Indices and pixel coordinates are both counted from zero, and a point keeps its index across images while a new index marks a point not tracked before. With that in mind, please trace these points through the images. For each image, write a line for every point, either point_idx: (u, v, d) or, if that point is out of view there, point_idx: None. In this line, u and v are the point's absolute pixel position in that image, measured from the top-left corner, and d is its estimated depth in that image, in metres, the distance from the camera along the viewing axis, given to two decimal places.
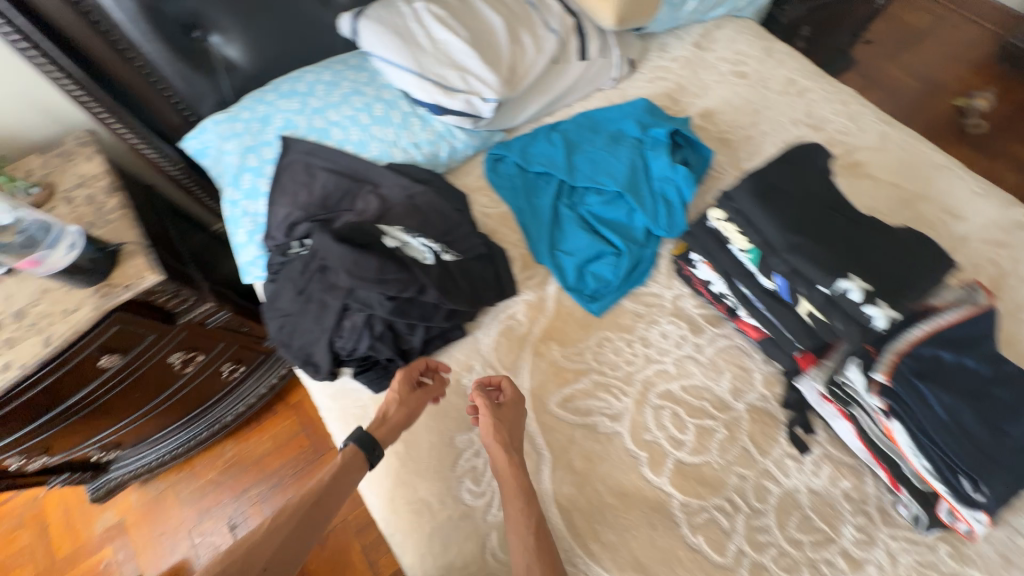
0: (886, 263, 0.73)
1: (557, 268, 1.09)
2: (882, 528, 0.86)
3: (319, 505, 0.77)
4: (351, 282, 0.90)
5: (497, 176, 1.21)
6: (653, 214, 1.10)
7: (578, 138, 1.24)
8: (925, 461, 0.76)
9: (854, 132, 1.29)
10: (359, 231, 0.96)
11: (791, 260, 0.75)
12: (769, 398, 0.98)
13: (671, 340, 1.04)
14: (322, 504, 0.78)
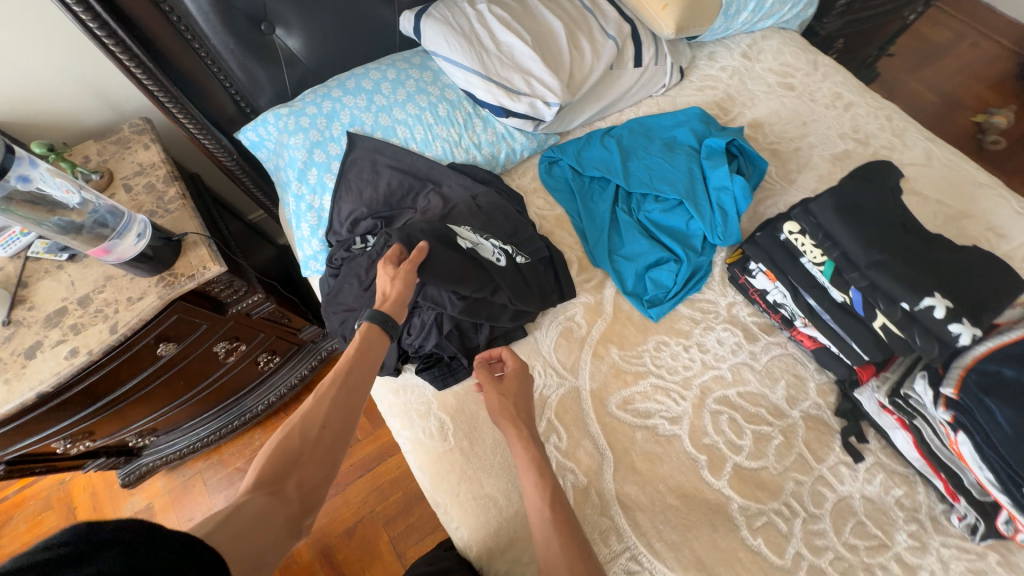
0: (967, 283, 0.78)
1: (616, 272, 1.12)
2: (936, 536, 0.89)
3: (347, 375, 0.76)
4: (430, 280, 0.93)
5: (553, 180, 1.23)
6: (711, 222, 1.11)
7: (633, 144, 1.25)
8: (988, 474, 0.79)
9: (900, 146, 1.31)
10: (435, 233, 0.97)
11: (871, 276, 0.82)
12: (823, 406, 1.01)
13: (727, 347, 1.06)
14: (350, 381, 0.76)
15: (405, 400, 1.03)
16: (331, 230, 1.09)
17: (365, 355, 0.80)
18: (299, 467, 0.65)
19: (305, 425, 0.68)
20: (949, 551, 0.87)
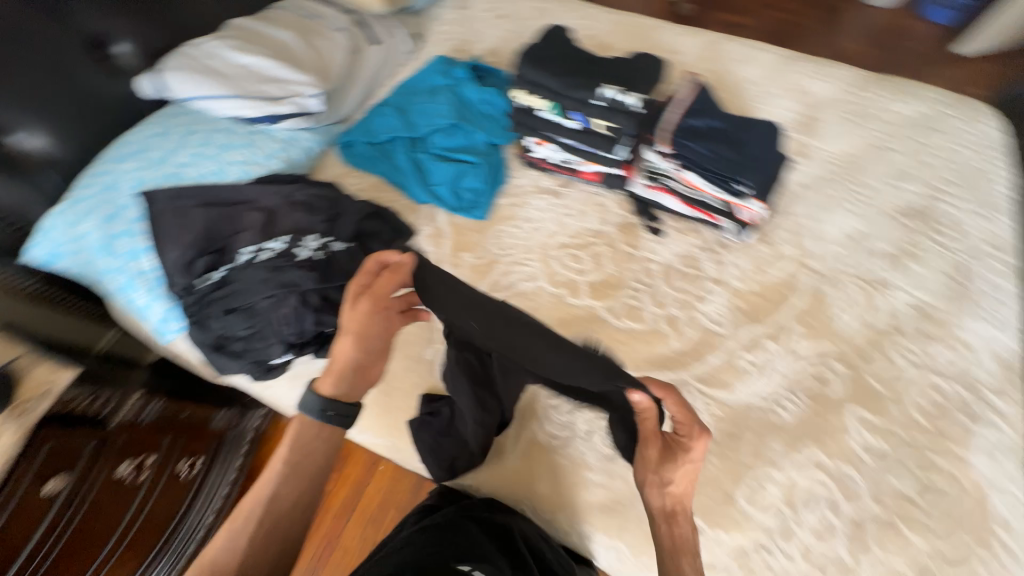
0: (621, 75, 1.13)
1: (436, 199, 1.30)
2: (725, 253, 1.22)
3: (298, 455, 0.82)
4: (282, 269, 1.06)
5: (354, 157, 1.39)
6: (485, 128, 1.36)
7: (403, 102, 1.45)
8: (712, 185, 1.14)
9: (596, 23, 1.67)
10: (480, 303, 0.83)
11: (574, 94, 1.10)
12: (628, 213, 1.29)
13: (544, 210, 1.31)
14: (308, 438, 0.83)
15: None
16: (170, 284, 1.12)
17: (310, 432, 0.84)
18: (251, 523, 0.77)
19: (269, 513, 0.78)
20: (735, 256, 1.22)
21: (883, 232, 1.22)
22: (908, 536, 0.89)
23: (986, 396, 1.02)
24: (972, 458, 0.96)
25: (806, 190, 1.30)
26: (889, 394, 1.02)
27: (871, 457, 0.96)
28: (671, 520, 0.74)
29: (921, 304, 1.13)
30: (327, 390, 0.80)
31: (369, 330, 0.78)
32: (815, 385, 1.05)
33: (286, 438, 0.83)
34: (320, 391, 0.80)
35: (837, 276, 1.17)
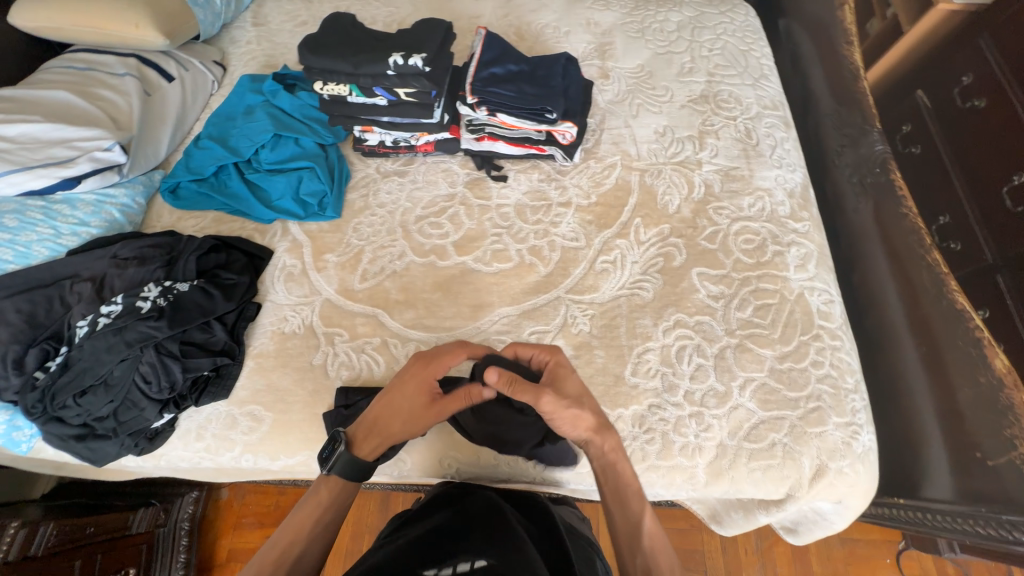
0: (406, 40, 1.12)
1: (284, 214, 1.28)
2: (565, 178, 1.34)
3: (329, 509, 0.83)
4: (128, 329, 0.99)
5: (183, 199, 1.31)
6: (314, 131, 1.35)
7: (220, 130, 1.39)
8: (526, 121, 1.23)
9: (396, 5, 1.70)
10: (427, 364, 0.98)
11: (365, 72, 1.08)
12: (471, 170, 1.36)
13: (394, 191, 1.34)
14: (339, 496, 0.84)
15: (214, 429, 1.07)
16: (2, 390, 1.00)
17: (345, 493, 0.85)
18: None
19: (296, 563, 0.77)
20: (573, 178, 1.33)
21: (684, 121, 1.41)
22: (758, 350, 1.08)
23: (788, 225, 1.24)
24: (788, 274, 1.18)
25: (616, 104, 1.45)
26: (716, 247, 1.22)
27: (717, 302, 1.14)
28: (599, 434, 0.85)
29: (726, 169, 1.32)
30: (367, 452, 0.86)
31: (412, 405, 0.87)
32: (663, 262, 1.20)
33: (321, 498, 0.83)
34: (358, 450, 0.85)
35: (658, 168, 1.34)
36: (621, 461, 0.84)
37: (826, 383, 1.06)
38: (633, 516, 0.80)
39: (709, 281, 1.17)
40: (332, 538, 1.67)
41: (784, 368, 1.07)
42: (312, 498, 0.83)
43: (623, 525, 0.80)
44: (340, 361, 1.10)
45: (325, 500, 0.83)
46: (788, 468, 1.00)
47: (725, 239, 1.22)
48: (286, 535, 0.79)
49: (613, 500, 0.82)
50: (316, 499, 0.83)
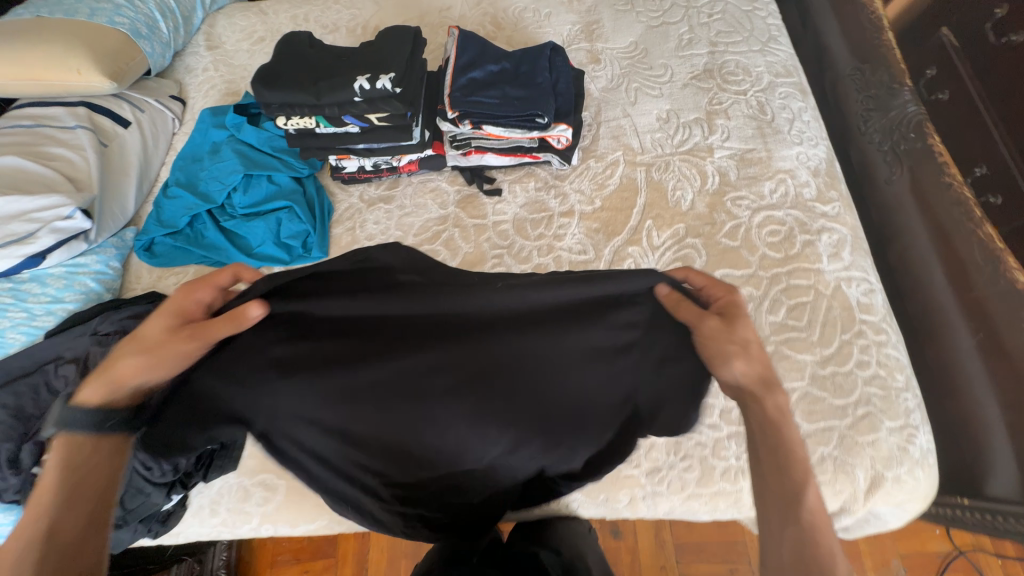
0: (371, 60, 0.99)
1: (266, 260, 1.18)
2: (564, 184, 1.22)
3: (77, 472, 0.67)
4: None
5: (162, 257, 1.23)
6: (287, 166, 1.24)
7: (187, 175, 1.31)
8: (516, 130, 1.10)
9: (358, 7, 1.54)
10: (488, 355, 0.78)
11: (328, 102, 0.95)
12: (461, 187, 1.25)
13: (383, 220, 1.24)
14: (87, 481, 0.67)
15: (226, 503, 1.01)
16: (2, 492, 0.96)
17: (93, 458, 0.68)
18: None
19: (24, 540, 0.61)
20: (573, 183, 1.22)
21: (688, 104, 1.27)
22: (796, 357, 0.99)
23: (816, 209, 1.13)
24: (823, 265, 1.07)
25: (611, 92, 1.31)
26: (739, 243, 1.11)
27: (747, 307, 1.05)
28: (760, 396, 0.68)
29: (740, 153, 1.20)
30: (91, 399, 0.69)
31: (158, 331, 0.70)
32: (682, 267, 1.10)
33: (57, 468, 0.66)
34: (82, 402, 0.68)
35: (665, 161, 1.21)
36: (787, 426, 0.66)
37: (874, 385, 0.97)
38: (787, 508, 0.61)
39: (734, 283, 1.07)
40: (369, 569, 1.63)
41: (827, 374, 0.98)
42: (48, 524, 0.63)
43: (785, 524, 0.61)
44: None
45: (63, 467, 0.66)
46: (841, 482, 0.92)
47: (748, 234, 1.11)
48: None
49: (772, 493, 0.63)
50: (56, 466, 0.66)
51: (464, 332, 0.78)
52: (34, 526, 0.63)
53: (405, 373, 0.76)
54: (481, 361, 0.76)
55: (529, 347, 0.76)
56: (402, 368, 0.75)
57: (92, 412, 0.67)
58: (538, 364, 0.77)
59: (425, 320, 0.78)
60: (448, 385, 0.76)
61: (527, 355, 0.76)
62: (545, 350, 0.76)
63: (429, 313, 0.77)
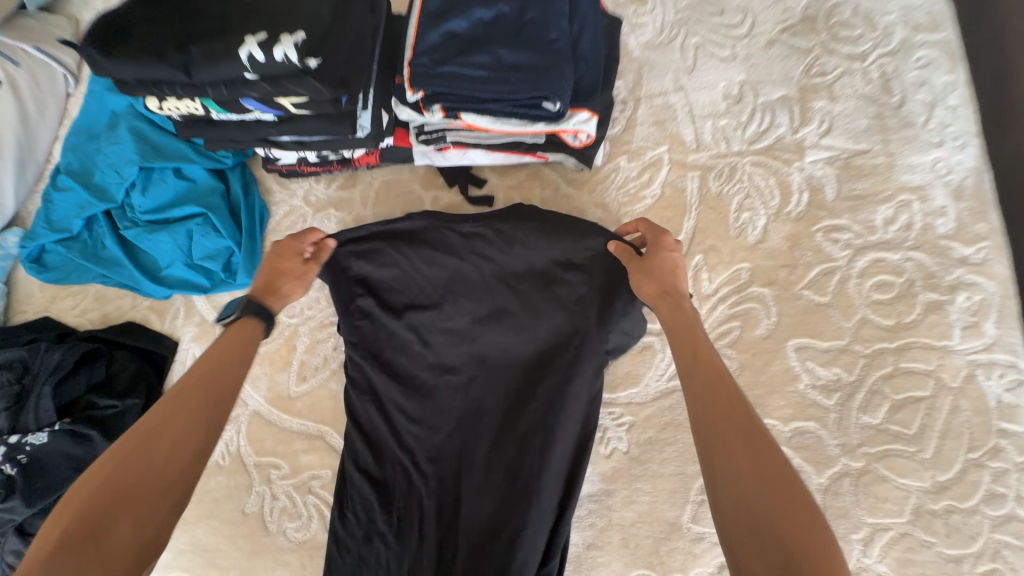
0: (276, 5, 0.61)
1: (179, 287, 0.90)
2: (580, 194, 0.87)
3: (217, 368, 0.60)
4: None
5: (53, 271, 0.94)
6: (203, 154, 0.90)
7: (81, 157, 0.94)
8: (511, 121, 0.72)
9: None
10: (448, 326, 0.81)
11: (207, 81, 0.60)
12: (439, 192, 0.92)
13: (334, 234, 0.93)
14: (214, 388, 0.59)
15: None
16: None
17: (244, 347, 0.64)
18: (90, 547, 0.46)
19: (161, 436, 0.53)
20: (593, 192, 0.87)
21: (774, 73, 0.86)
22: (896, 481, 0.70)
23: (954, 253, 0.76)
24: (953, 343, 0.73)
25: (659, 50, 0.90)
26: (829, 299, 0.77)
27: (831, 399, 0.74)
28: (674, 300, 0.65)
29: (845, 157, 0.81)
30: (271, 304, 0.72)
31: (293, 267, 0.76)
32: (739, 330, 0.78)
33: (214, 356, 0.62)
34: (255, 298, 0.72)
35: (729, 163, 0.84)
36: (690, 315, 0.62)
37: (1006, 531, 0.67)
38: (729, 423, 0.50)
39: (814, 360, 0.75)
40: None
41: (938, 511, 0.69)
42: (164, 405, 0.56)
43: (728, 440, 0.49)
44: (279, 508, 0.82)
45: (219, 361, 0.61)
46: None
47: (844, 286, 0.77)
48: (126, 448, 0.52)
49: (707, 405, 0.52)
50: (206, 360, 0.61)
51: (455, 294, 0.81)
52: (169, 396, 0.57)
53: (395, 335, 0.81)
54: (472, 316, 0.80)
55: (508, 306, 0.79)
56: (382, 343, 0.81)
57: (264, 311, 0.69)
58: (520, 321, 0.79)
59: (406, 288, 0.81)
60: (441, 346, 0.80)
61: (507, 314, 0.79)
62: (523, 309, 0.79)
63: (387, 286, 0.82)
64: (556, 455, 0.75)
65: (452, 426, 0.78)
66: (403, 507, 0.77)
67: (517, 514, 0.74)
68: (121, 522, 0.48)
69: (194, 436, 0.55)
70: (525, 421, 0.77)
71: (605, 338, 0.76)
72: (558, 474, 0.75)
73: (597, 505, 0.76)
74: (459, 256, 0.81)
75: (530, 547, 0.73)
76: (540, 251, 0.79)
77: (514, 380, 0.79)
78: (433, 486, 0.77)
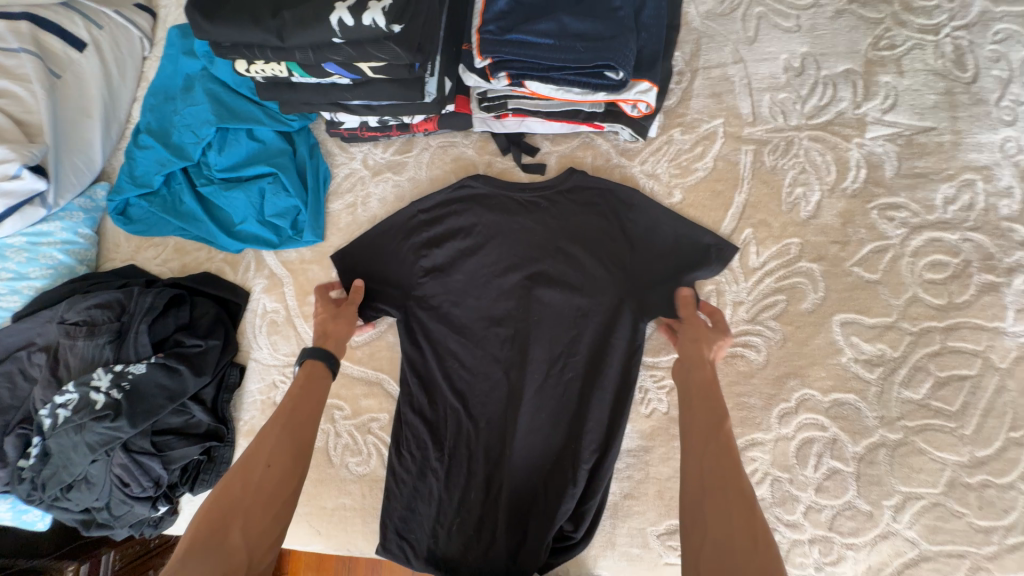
0: None
1: (251, 241, 0.97)
2: (632, 163, 0.89)
3: (293, 401, 0.74)
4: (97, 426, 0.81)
5: (136, 224, 1.02)
6: (271, 116, 0.96)
7: (160, 118, 1.00)
8: (573, 89, 0.75)
9: None
10: (500, 283, 0.87)
11: (297, 45, 0.64)
12: (492, 159, 0.95)
13: (392, 197, 0.98)
14: (295, 421, 0.73)
15: None
16: None
17: (317, 386, 0.78)
18: (220, 546, 0.59)
19: (252, 463, 0.67)
20: (645, 162, 0.88)
21: (839, 45, 0.85)
22: (932, 455, 0.72)
23: (1016, 235, 0.75)
24: (1006, 324, 0.73)
25: (720, 20, 0.89)
26: (880, 277, 0.77)
27: (873, 372, 0.75)
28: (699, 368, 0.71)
29: (908, 133, 0.80)
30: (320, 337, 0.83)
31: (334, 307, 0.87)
32: (785, 303, 0.80)
33: (289, 398, 0.75)
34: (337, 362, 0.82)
35: (786, 137, 0.84)
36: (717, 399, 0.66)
37: None
38: (729, 499, 0.56)
39: (859, 336, 0.77)
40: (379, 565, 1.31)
41: (973, 484, 0.71)
42: (256, 442, 0.69)
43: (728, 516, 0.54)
44: (342, 445, 0.90)
45: (293, 400, 0.75)
46: None
47: (896, 264, 0.77)
48: (230, 476, 0.66)
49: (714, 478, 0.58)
50: (285, 405, 0.74)
51: (506, 254, 0.88)
52: (256, 438, 0.70)
53: (453, 290, 0.88)
54: (523, 274, 0.87)
55: (556, 267, 0.86)
56: (440, 299, 0.89)
57: (321, 349, 0.80)
58: (566, 278, 0.85)
59: (466, 250, 0.89)
60: (493, 300, 0.87)
61: (554, 275, 0.86)
62: (570, 270, 0.85)
63: (447, 248, 0.90)
64: (596, 402, 0.81)
65: (501, 373, 0.85)
66: (453, 445, 0.84)
67: (561, 451, 0.81)
68: (236, 522, 0.62)
69: (294, 450, 0.70)
70: (569, 370, 0.83)
71: (651, 299, 0.81)
72: (598, 420, 0.81)
73: (635, 459, 0.82)
74: (513, 222, 0.89)
75: (570, 480, 0.79)
76: (586, 216, 0.86)
77: (559, 333, 0.84)
78: (481, 425, 0.84)
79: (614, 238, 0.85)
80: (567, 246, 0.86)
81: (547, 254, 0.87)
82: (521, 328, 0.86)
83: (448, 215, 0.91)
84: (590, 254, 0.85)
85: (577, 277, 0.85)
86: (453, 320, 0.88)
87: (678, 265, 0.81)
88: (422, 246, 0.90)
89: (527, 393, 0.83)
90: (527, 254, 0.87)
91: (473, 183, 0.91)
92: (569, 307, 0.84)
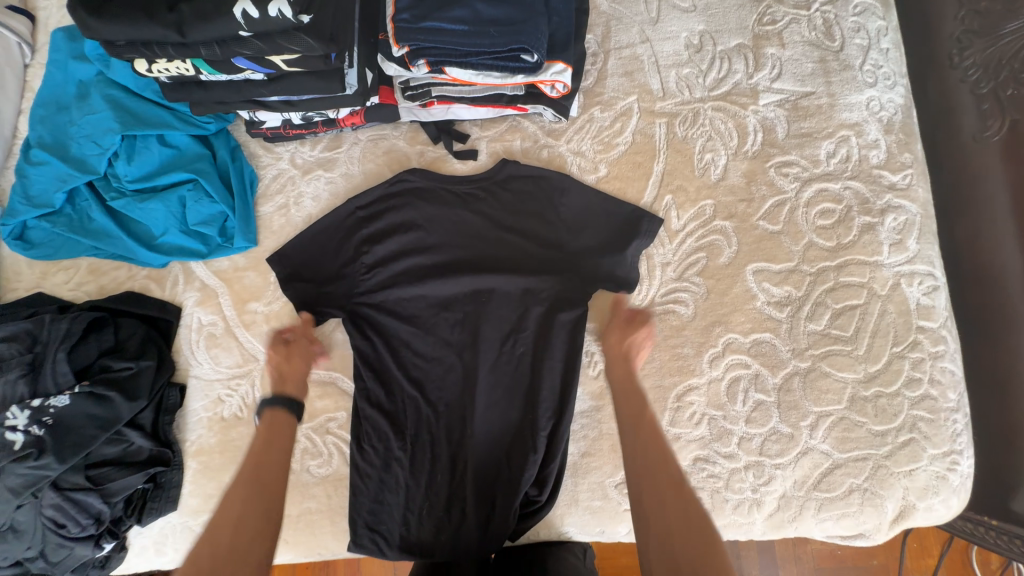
0: None
1: (176, 253, 0.92)
2: (558, 142, 0.93)
3: (256, 459, 0.72)
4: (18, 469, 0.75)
5: (39, 248, 0.93)
6: (183, 119, 0.91)
7: (52, 130, 0.92)
8: (492, 73, 0.77)
9: None
10: (444, 270, 0.89)
11: (201, 41, 0.62)
12: (424, 148, 0.96)
13: (325, 195, 0.96)
14: (261, 478, 0.71)
15: (168, 545, 0.87)
16: None
17: (281, 439, 0.76)
18: None
19: (219, 530, 0.65)
20: (570, 141, 0.93)
21: (730, 23, 0.93)
22: (836, 376, 0.83)
23: (884, 180, 0.87)
24: (883, 258, 0.85)
25: (626, 3, 0.95)
26: (781, 228, 0.87)
27: (783, 312, 0.85)
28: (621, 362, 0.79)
29: (793, 99, 0.90)
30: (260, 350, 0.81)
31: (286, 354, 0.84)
32: (705, 259, 0.88)
33: (250, 457, 0.73)
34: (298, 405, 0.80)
35: (693, 109, 0.92)
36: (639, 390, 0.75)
37: (922, 407, 0.81)
38: (661, 478, 0.65)
39: (769, 281, 0.86)
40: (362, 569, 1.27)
41: (869, 396, 0.82)
42: (219, 509, 0.67)
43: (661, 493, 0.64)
44: (301, 449, 0.89)
45: (254, 458, 0.72)
46: (867, 515, 0.80)
47: (793, 215, 0.87)
48: (197, 548, 0.63)
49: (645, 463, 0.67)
50: (246, 464, 0.72)
51: (447, 241, 0.90)
52: (219, 504, 0.68)
53: (399, 282, 0.89)
54: (466, 260, 0.89)
55: (497, 250, 0.89)
56: (386, 293, 0.89)
57: (279, 398, 0.78)
58: (508, 258, 0.89)
59: (407, 242, 0.90)
60: (439, 288, 0.89)
61: (496, 257, 0.89)
62: (511, 251, 0.89)
63: (387, 241, 0.90)
64: (548, 372, 0.85)
65: (454, 357, 0.87)
66: (415, 433, 0.86)
67: (519, 422, 0.85)
68: None
69: (262, 510, 0.68)
70: (519, 345, 0.87)
71: (588, 269, 0.86)
72: (551, 388, 0.85)
73: (588, 419, 0.87)
74: (451, 210, 0.91)
75: (530, 448, 0.84)
76: (521, 198, 0.90)
77: (507, 312, 0.88)
78: (440, 409, 0.86)
79: (549, 216, 0.89)
80: (506, 229, 0.89)
81: (488, 237, 0.90)
82: (469, 311, 0.88)
83: (385, 210, 0.91)
84: (528, 233, 0.89)
85: (518, 258, 0.89)
86: (401, 311, 0.89)
87: (608, 236, 0.87)
88: (362, 242, 0.90)
89: (482, 373, 0.86)
90: (467, 239, 0.90)
91: (408, 175, 0.92)
92: (513, 286, 0.88)
